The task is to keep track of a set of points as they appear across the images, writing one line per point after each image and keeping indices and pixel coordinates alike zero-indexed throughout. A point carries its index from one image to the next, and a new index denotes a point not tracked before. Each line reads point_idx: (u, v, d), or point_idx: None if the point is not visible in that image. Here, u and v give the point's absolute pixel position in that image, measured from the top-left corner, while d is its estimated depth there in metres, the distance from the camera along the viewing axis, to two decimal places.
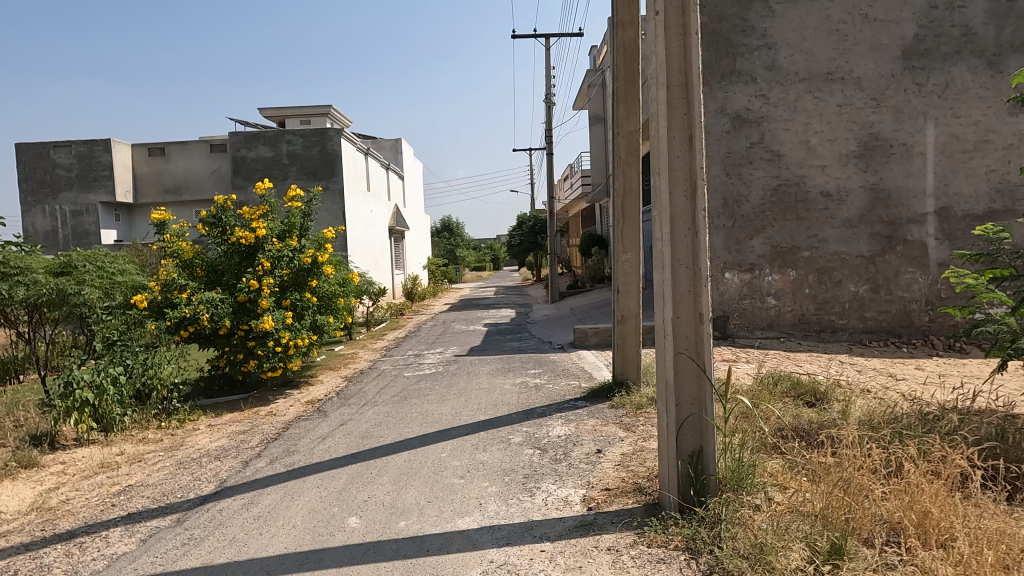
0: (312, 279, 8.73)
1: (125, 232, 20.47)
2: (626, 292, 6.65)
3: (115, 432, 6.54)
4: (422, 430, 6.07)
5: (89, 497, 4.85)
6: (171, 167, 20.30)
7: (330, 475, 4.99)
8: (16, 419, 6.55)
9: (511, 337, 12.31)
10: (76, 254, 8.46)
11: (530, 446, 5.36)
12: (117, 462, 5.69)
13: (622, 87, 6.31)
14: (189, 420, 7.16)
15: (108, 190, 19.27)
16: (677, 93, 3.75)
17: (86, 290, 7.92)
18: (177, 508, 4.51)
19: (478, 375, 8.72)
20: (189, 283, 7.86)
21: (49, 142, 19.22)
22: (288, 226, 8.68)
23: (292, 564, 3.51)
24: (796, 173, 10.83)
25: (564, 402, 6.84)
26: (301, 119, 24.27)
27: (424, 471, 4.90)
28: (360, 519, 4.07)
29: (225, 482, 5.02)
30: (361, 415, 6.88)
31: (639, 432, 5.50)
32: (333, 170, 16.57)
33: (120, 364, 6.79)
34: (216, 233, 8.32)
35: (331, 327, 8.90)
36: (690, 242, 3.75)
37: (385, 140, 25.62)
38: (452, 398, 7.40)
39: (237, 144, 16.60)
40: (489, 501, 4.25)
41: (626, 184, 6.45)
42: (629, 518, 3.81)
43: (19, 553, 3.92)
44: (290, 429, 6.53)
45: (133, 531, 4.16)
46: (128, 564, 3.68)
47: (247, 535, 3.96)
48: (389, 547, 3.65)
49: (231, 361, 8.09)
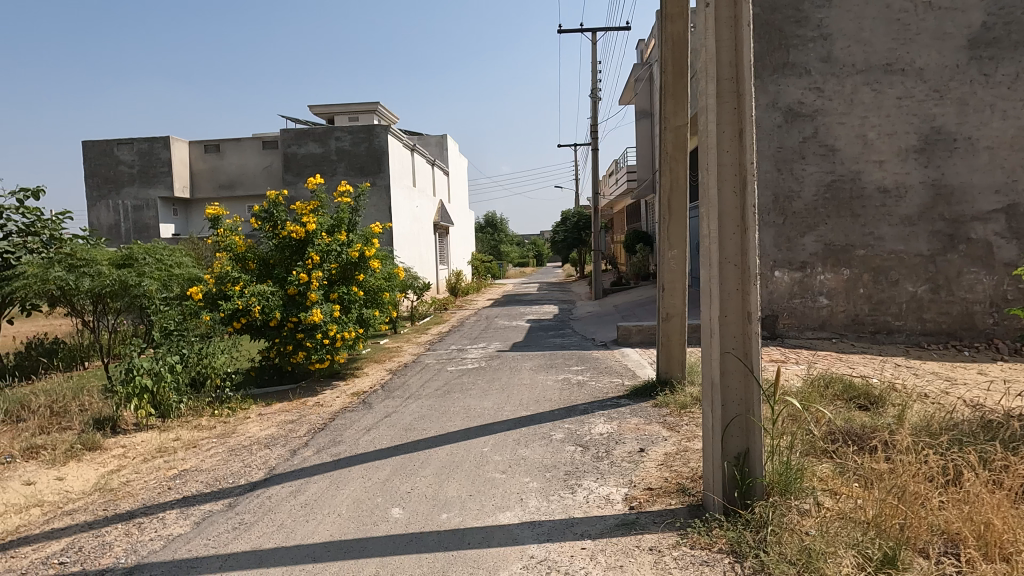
0: (359, 274, 8.86)
1: (183, 226, 21.22)
2: (671, 289, 6.54)
3: (172, 418, 6.80)
4: (464, 424, 6.13)
5: (147, 480, 5.08)
6: (225, 163, 20.88)
7: (374, 465, 5.08)
8: (82, 404, 6.93)
9: (554, 334, 12.28)
10: (137, 247, 8.77)
11: (572, 443, 5.34)
12: (174, 446, 5.93)
13: (670, 80, 6.20)
14: (241, 408, 7.39)
15: (166, 186, 20.05)
16: (727, 87, 3.67)
17: (146, 282, 8.23)
18: (229, 493, 4.67)
19: (521, 370, 8.72)
20: (242, 276, 8.12)
21: (112, 140, 20.11)
22: (337, 221, 8.86)
23: (337, 551, 3.59)
24: (851, 169, 10.46)
25: (607, 399, 6.79)
26: (349, 115, 24.78)
27: (466, 465, 4.93)
28: (403, 510, 4.14)
29: (273, 469, 5.17)
30: (405, 408, 6.97)
31: (684, 432, 5.41)
32: (380, 166, 16.83)
33: (177, 353, 7.08)
34: (268, 228, 8.56)
35: (377, 320, 9.03)
36: (738, 239, 3.67)
37: (430, 136, 25.83)
38: (494, 393, 7.43)
39: (288, 140, 17.04)
40: (530, 497, 4.26)
41: (672, 180, 6.35)
42: (671, 519, 3.76)
43: (83, 531, 4.14)
44: (336, 420, 6.67)
45: (188, 513, 4.33)
46: (183, 545, 3.83)
47: (294, 522, 4.07)
48: (431, 539, 3.69)
49: (281, 352, 8.32)
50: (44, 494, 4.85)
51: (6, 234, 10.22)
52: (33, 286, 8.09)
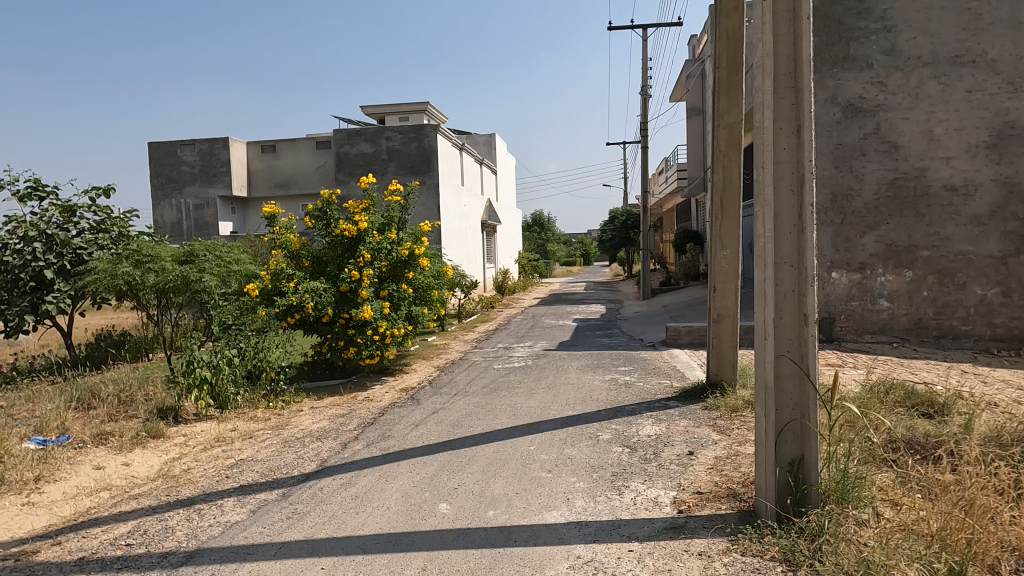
0: (409, 272, 8.99)
1: (240, 224, 21.92)
2: (723, 290, 6.41)
3: (229, 410, 7.05)
4: (511, 422, 6.15)
5: (207, 468, 5.29)
6: (281, 163, 21.49)
7: (422, 461, 5.15)
8: (146, 394, 7.26)
9: (601, 333, 12.20)
10: (199, 244, 9.02)
11: (619, 444, 5.30)
12: (232, 437, 6.16)
13: (724, 77, 6.07)
14: (294, 401, 7.61)
15: (225, 185, 20.80)
16: (785, 82, 3.56)
17: (206, 278, 8.54)
18: (283, 483, 4.82)
19: (567, 370, 8.69)
20: (296, 272, 8.34)
21: (176, 141, 20.99)
22: (387, 220, 9.02)
23: (386, 544, 3.66)
24: (915, 166, 10.02)
25: (655, 401, 6.70)
26: (400, 115, 25.18)
27: (512, 463, 4.95)
28: (450, 506, 4.18)
29: (325, 461, 5.30)
30: (452, 405, 7.04)
31: (734, 436, 5.29)
32: (429, 165, 17.04)
33: (234, 347, 7.34)
34: (321, 226, 8.78)
35: (425, 318, 9.15)
36: (795, 239, 3.57)
37: (479, 135, 25.99)
38: (540, 392, 7.43)
39: (341, 141, 17.45)
40: (577, 497, 4.24)
41: (725, 178, 6.22)
42: (721, 525, 3.68)
43: (148, 514, 4.34)
44: (385, 415, 6.79)
45: (244, 502, 4.48)
46: (240, 532, 3.97)
47: (345, 514, 4.16)
48: (478, 535, 3.72)
49: (333, 347, 8.53)
50: (113, 478, 5.11)
51: (79, 231, 10.81)
52: (104, 280, 8.55)
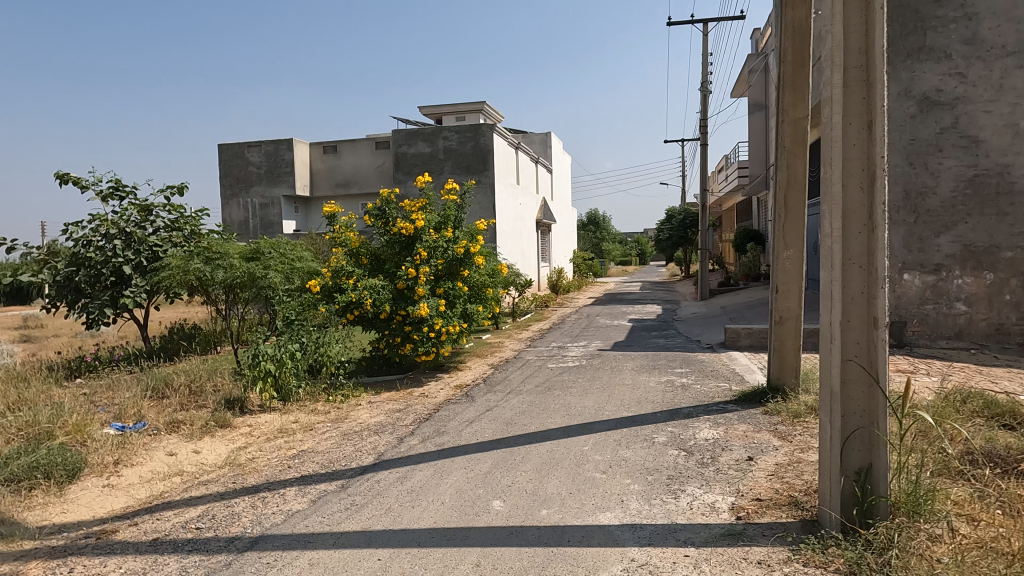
0: (464, 270, 9.08)
1: (303, 223, 22.59)
2: (786, 291, 6.21)
3: (291, 402, 7.29)
4: (565, 421, 6.13)
5: (271, 457, 5.49)
6: (341, 163, 22.03)
7: (476, 457, 5.19)
8: (215, 385, 7.59)
9: (657, 334, 12.01)
10: (263, 243, 9.37)
11: (675, 447, 5.20)
12: (293, 428, 6.37)
13: (789, 71, 5.87)
14: (353, 395, 7.80)
15: (289, 185, 21.52)
16: (855, 76, 3.42)
17: (270, 274, 8.85)
18: (342, 475, 4.95)
19: (622, 371, 8.60)
20: (355, 270, 8.54)
21: (244, 143, 21.84)
22: (444, 218, 9.13)
23: (441, 538, 3.71)
24: (998, 162, 9.43)
25: (713, 404, 6.55)
26: (457, 115, 25.45)
27: (566, 462, 4.94)
28: (504, 503, 4.20)
29: (382, 455, 5.42)
30: (506, 403, 7.08)
31: (797, 443, 5.11)
32: (485, 164, 17.17)
33: (297, 342, 7.59)
34: (380, 224, 8.98)
35: (480, 315, 9.22)
36: (864, 239, 3.43)
37: (535, 134, 25.98)
38: (595, 392, 7.38)
39: (399, 141, 17.75)
40: (631, 499, 4.19)
41: (789, 175, 6.01)
42: (782, 533, 3.57)
43: (216, 500, 4.54)
44: (440, 411, 6.89)
45: (305, 491, 4.63)
46: (301, 521, 4.10)
47: (401, 507, 4.24)
48: (532, 534, 3.73)
49: (390, 343, 8.71)
50: (184, 465, 5.37)
51: (155, 229, 11.41)
52: (178, 276, 9.04)
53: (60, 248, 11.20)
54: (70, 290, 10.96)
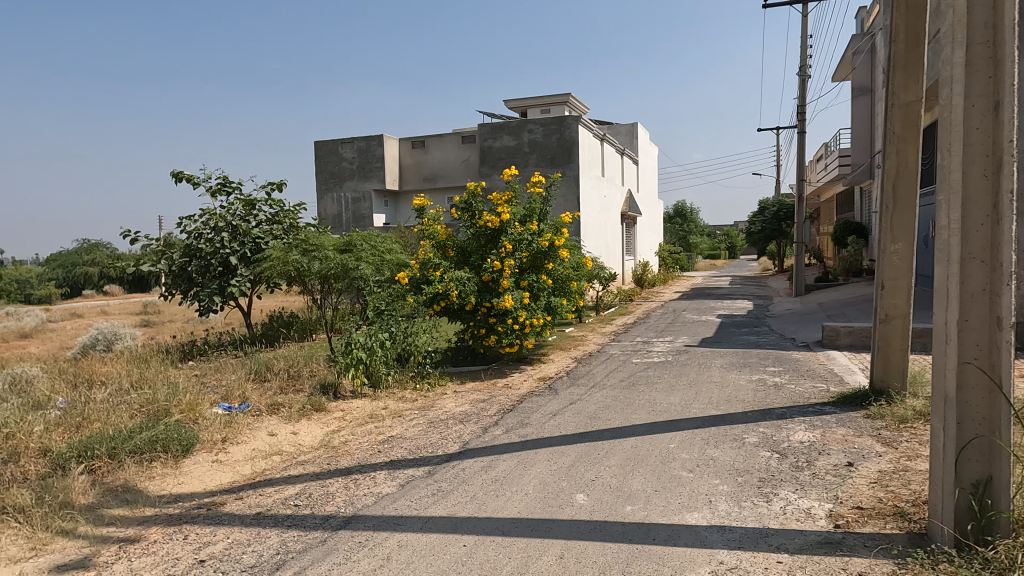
0: (549, 263, 9.06)
1: (392, 216, 23.32)
2: (892, 288, 5.80)
3: (381, 388, 7.56)
4: (649, 418, 6.02)
5: (362, 442, 5.72)
6: (429, 158, 22.53)
7: (560, 450, 5.20)
8: (311, 370, 7.99)
9: (747, 331, 11.55)
10: (356, 236, 9.77)
11: (767, 449, 4.99)
12: (383, 415, 6.60)
13: (901, 50, 5.45)
14: (439, 384, 8.00)
15: (379, 180, 22.28)
16: (979, 53, 3.11)
17: (362, 266, 9.19)
18: (429, 461, 5.09)
19: (710, 368, 8.33)
20: (442, 262, 8.72)
21: (338, 140, 22.78)
22: (529, 211, 9.15)
23: (524, 528, 3.74)
24: None
25: (809, 405, 6.24)
26: (542, 108, 25.44)
27: (651, 460, 4.85)
28: (588, 497, 4.18)
29: (467, 444, 5.53)
30: (589, 397, 7.03)
31: (903, 450, 4.78)
32: (570, 157, 17.06)
33: (386, 331, 7.86)
34: (467, 218, 9.13)
35: (564, 309, 9.21)
36: (987, 232, 3.14)
37: (621, 125, 25.53)
38: (681, 389, 7.20)
39: (485, 135, 18.08)
40: (720, 500, 4.06)
41: (899, 163, 5.60)
42: (886, 545, 3.35)
43: (313, 480, 4.78)
44: (523, 403, 6.94)
45: (394, 476, 4.79)
46: (390, 503, 4.25)
47: (485, 495, 4.30)
48: (616, 529, 3.69)
49: (475, 335, 8.85)
50: (283, 445, 5.69)
51: (258, 222, 12.13)
52: (278, 267, 9.59)
53: (175, 240, 12.12)
54: (183, 280, 11.85)
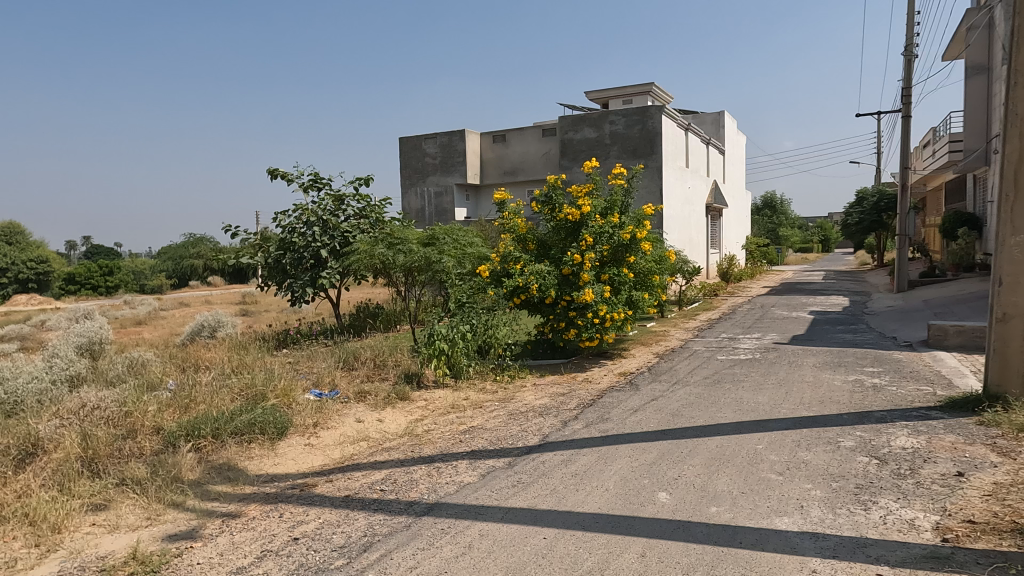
0: (630, 256, 8.91)
1: (473, 210, 23.64)
2: (1011, 285, 5.32)
3: (463, 379, 7.70)
4: (736, 417, 5.82)
5: (444, 431, 5.85)
6: (510, 151, 22.63)
7: (641, 447, 5.11)
8: (396, 360, 8.25)
9: (842, 329, 10.93)
10: (438, 229, 9.94)
11: (865, 454, 4.71)
12: (464, 405, 6.73)
13: None
14: (519, 376, 8.06)
15: (461, 174, 22.65)
16: None
17: (444, 258, 9.36)
18: (509, 453, 5.14)
19: (802, 366, 7.95)
20: (522, 255, 8.75)
21: (422, 136, 23.31)
22: (610, 204, 9.02)
23: (605, 524, 3.70)
24: None
25: (912, 409, 5.82)
26: (624, 98, 25.00)
27: (738, 460, 4.68)
28: (670, 496, 4.09)
29: (547, 437, 5.54)
30: (672, 394, 6.87)
31: (1022, 461, 4.38)
32: (652, 147, 16.68)
33: (468, 323, 8.00)
34: (547, 211, 9.11)
35: (646, 303, 9.04)
36: None
37: (706, 114, 24.68)
38: (770, 388, 6.90)
39: (566, 127, 17.98)
40: (812, 505, 3.87)
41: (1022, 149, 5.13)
42: (1002, 564, 3.08)
43: (398, 466, 4.94)
44: (604, 397, 6.87)
45: (475, 466, 4.87)
46: (472, 493, 4.33)
47: (565, 489, 4.30)
48: (699, 530, 3.59)
49: (555, 328, 8.85)
50: (370, 432, 5.91)
51: (346, 217, 12.61)
52: (365, 260, 9.94)
53: (271, 234, 12.82)
54: (278, 271, 12.51)
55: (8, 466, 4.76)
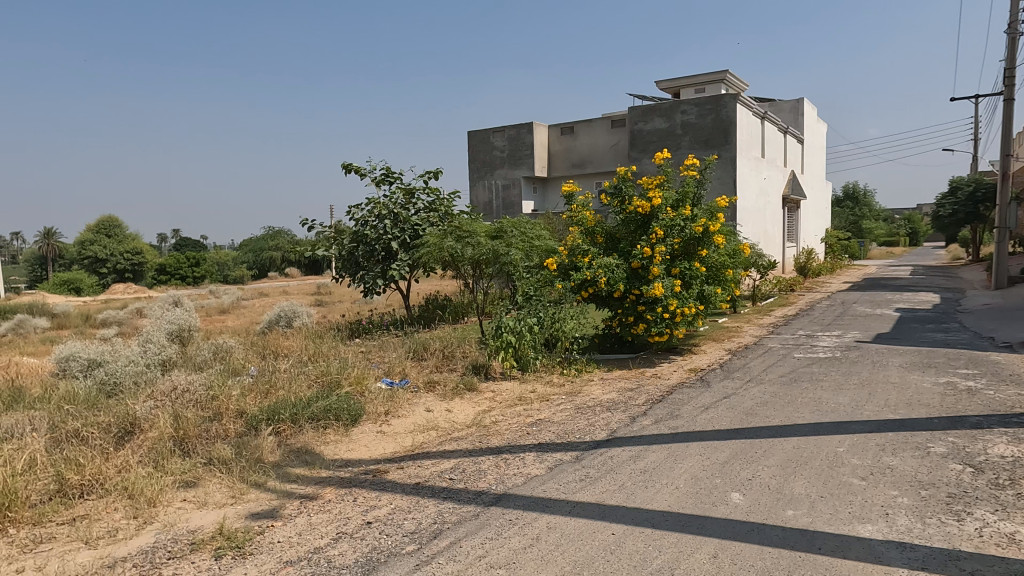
0: (702, 250, 8.67)
1: (540, 203, 23.61)
2: None
3: (530, 372, 7.74)
4: (814, 418, 5.58)
5: (512, 423, 5.89)
6: (578, 143, 22.43)
7: (713, 446, 4.98)
8: (464, 352, 8.37)
9: (932, 327, 10.27)
10: (506, 222, 9.98)
11: (958, 462, 4.42)
12: (531, 398, 6.75)
13: None
14: (586, 370, 8.02)
15: (529, 167, 22.67)
16: None
17: (512, 251, 9.38)
18: (576, 447, 5.11)
19: (887, 367, 7.52)
20: (590, 248, 8.69)
21: (490, 129, 23.45)
22: (682, 196, 8.78)
23: (675, 523, 3.63)
24: None
25: (1012, 416, 5.41)
26: (696, 87, 24.33)
27: (817, 463, 4.48)
28: (743, 497, 3.97)
29: (615, 432, 5.48)
30: (745, 392, 6.65)
31: None
32: (726, 137, 16.16)
33: (535, 316, 8.03)
34: (616, 203, 8.99)
35: (718, 298, 8.79)
36: None
37: (784, 101, 23.67)
38: (852, 388, 6.57)
39: (635, 118, 17.67)
40: (898, 513, 3.67)
41: None
42: None
43: (466, 456, 5.01)
44: (673, 394, 6.74)
45: (543, 458, 4.88)
46: (540, 485, 4.34)
47: (634, 486, 4.24)
48: (775, 534, 3.47)
49: (623, 322, 8.74)
50: (439, 421, 6.03)
51: (416, 210, 12.87)
52: (434, 252, 10.12)
53: (344, 227, 13.24)
54: (351, 264, 12.90)
55: (110, 442, 5.13)
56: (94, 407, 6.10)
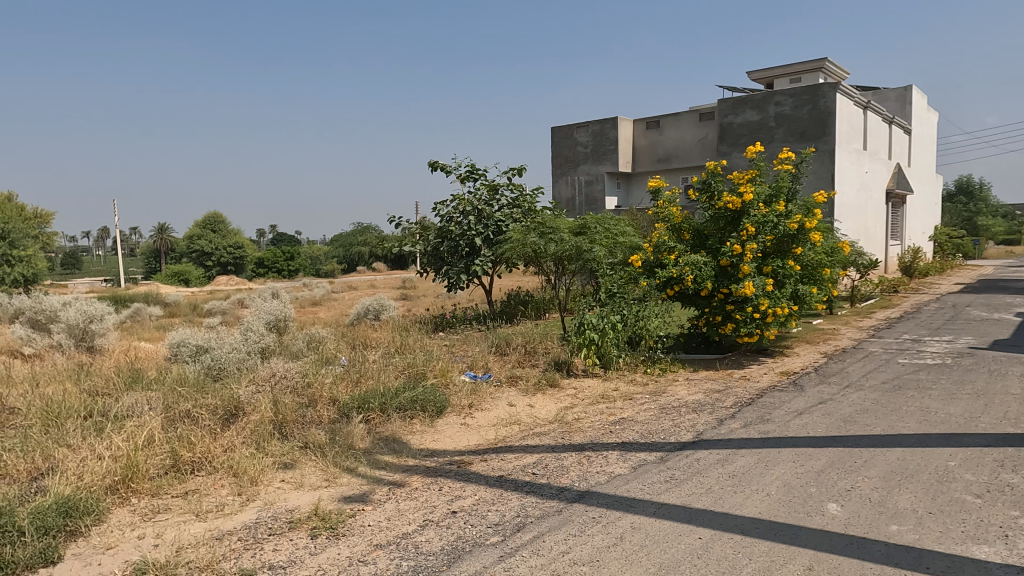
0: (797, 247, 8.26)
1: (624, 199, 23.27)
2: None
3: (613, 369, 7.67)
4: (920, 428, 5.22)
5: (594, 420, 5.86)
6: (663, 138, 21.92)
7: (808, 453, 4.75)
8: (546, 348, 8.39)
9: None
10: (590, 218, 9.90)
11: None
12: (614, 396, 6.68)
13: None
14: (670, 369, 7.86)
15: (612, 163, 22.39)
16: None
17: (595, 247, 9.30)
18: (661, 447, 5.02)
19: (1005, 376, 6.90)
20: (677, 245, 8.47)
21: (574, 125, 23.33)
22: (775, 190, 8.37)
23: (767, 531, 3.49)
24: None
25: None
26: (792, 77, 23.20)
27: (924, 476, 4.19)
28: (842, 508, 3.76)
29: (701, 434, 5.34)
30: (843, 398, 6.31)
31: None
32: (823, 129, 15.32)
33: (618, 313, 7.95)
34: (705, 199, 8.71)
35: (814, 298, 8.36)
36: None
37: (890, 89, 22.19)
38: (965, 398, 6.08)
39: (725, 111, 17.09)
40: (1020, 536, 3.36)
41: None
42: None
43: (549, 452, 5.02)
44: (764, 397, 6.49)
45: (626, 457, 4.82)
46: (624, 484, 4.29)
47: (722, 490, 4.12)
48: (877, 549, 3.27)
49: (710, 322, 8.48)
50: (521, 416, 6.08)
51: (500, 206, 12.99)
52: (517, 248, 10.18)
53: (430, 224, 13.56)
54: (436, 259, 13.21)
55: (217, 423, 5.52)
56: (203, 390, 6.56)
